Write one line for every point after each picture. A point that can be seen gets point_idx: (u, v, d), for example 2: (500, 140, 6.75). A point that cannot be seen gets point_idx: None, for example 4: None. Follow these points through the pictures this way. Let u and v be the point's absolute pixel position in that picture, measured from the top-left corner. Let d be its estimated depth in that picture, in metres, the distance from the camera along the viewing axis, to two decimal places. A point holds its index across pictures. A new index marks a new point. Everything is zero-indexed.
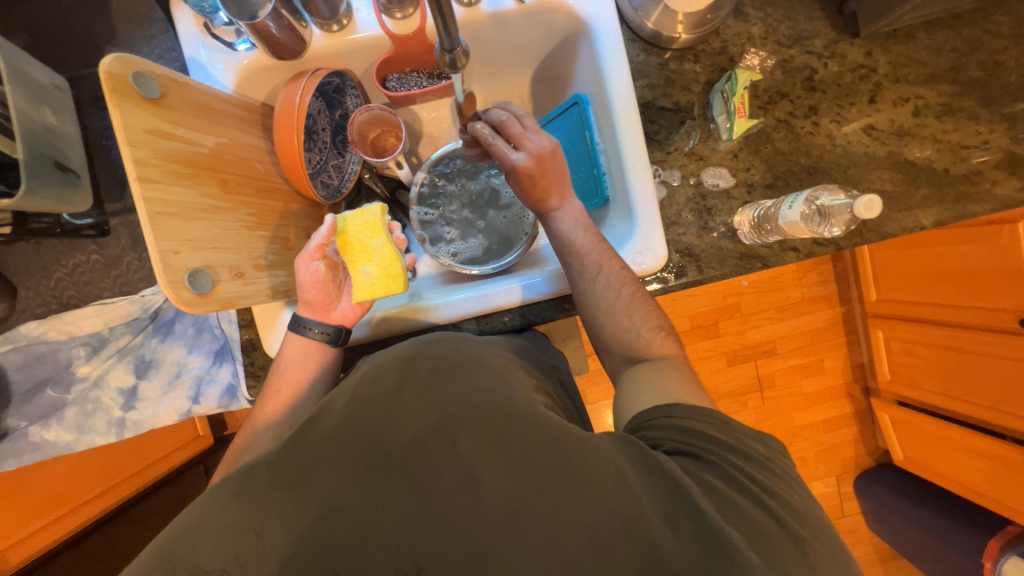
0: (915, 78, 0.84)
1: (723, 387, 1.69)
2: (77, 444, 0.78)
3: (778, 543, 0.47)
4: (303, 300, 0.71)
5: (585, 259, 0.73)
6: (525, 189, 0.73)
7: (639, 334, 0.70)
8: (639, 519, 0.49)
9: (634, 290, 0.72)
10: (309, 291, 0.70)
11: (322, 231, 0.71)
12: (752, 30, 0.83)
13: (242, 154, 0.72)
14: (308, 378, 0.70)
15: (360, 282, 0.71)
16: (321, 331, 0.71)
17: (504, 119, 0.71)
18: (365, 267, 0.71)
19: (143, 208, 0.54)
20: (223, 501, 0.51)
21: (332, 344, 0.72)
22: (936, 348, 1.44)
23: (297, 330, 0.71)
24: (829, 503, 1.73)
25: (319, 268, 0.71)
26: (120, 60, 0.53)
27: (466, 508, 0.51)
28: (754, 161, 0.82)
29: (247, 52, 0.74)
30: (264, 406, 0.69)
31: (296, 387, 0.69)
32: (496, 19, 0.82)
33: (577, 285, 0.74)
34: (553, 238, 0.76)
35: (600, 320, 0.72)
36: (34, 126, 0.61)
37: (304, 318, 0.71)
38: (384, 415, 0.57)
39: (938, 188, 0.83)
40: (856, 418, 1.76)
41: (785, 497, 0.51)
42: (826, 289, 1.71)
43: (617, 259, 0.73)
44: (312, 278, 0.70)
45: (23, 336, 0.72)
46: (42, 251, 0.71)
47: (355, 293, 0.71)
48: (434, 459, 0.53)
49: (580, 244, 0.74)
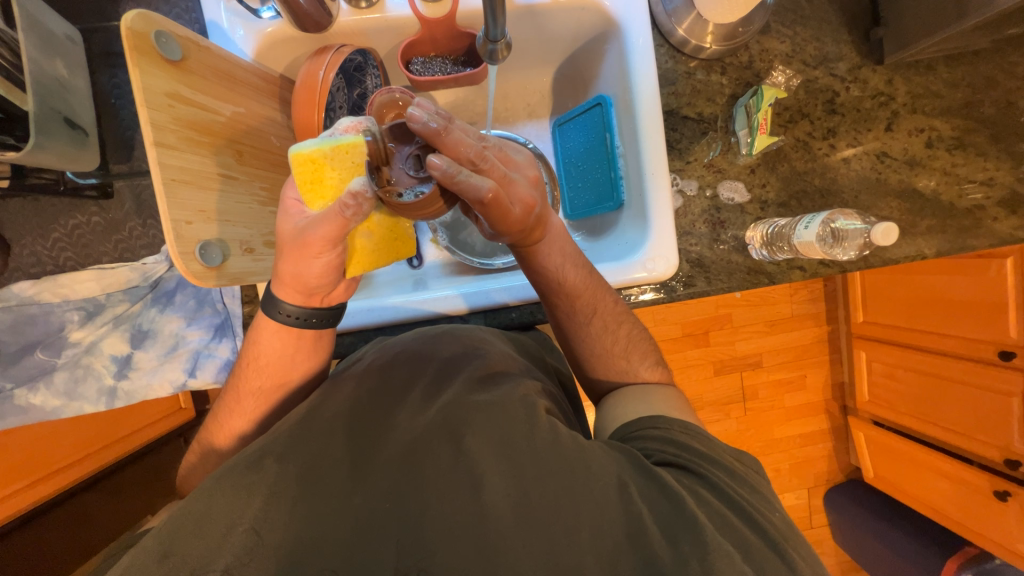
0: (930, 110, 0.85)
1: (708, 396, 1.73)
2: (64, 410, 0.75)
3: (770, 564, 0.46)
4: (308, 281, 0.57)
5: (577, 303, 0.68)
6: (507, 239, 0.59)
7: (620, 337, 0.70)
8: (640, 528, 0.48)
9: (630, 329, 0.71)
10: (324, 277, 0.57)
11: (348, 206, 0.50)
12: (779, 48, 0.84)
13: (259, 126, 0.70)
14: (296, 370, 0.64)
15: (363, 252, 0.60)
16: (300, 318, 0.60)
17: (475, 159, 0.51)
18: (365, 233, 0.59)
19: (157, 173, 0.53)
20: (223, 486, 0.50)
21: (315, 329, 0.63)
22: (917, 373, 1.49)
23: (271, 313, 0.60)
24: (799, 514, 1.78)
25: (335, 252, 0.55)
26: (142, 17, 0.52)
27: (472, 513, 0.49)
28: (770, 178, 0.83)
29: (271, 20, 0.71)
30: (241, 396, 0.62)
31: (286, 381, 0.63)
32: (527, 12, 0.80)
33: (568, 326, 0.70)
34: (536, 276, 0.67)
35: (590, 356, 0.71)
36: (46, 78, 0.58)
37: (283, 302, 0.59)
38: (392, 421, 0.58)
39: (943, 220, 0.85)
40: (833, 434, 1.81)
41: (779, 522, 0.51)
42: (816, 307, 1.74)
43: (610, 295, 0.70)
44: (327, 264, 0.56)
45: (16, 295, 0.69)
46: (41, 209, 0.68)
47: (353, 264, 0.60)
48: (440, 460, 0.53)
49: (572, 285, 0.66)
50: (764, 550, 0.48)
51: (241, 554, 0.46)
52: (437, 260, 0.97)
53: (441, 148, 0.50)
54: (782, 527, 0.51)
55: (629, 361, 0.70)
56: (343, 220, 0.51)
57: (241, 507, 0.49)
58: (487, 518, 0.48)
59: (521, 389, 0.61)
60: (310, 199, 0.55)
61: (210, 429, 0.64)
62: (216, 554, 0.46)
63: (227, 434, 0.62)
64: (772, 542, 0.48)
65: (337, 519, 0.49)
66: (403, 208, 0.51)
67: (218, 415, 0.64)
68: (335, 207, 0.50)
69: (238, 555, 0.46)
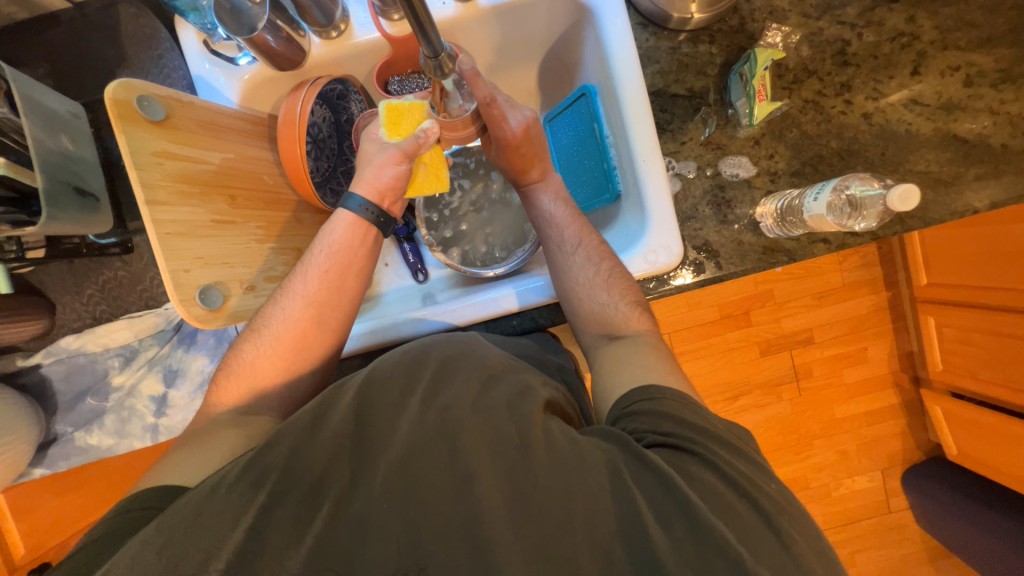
0: (966, 44, 0.75)
1: (755, 379, 1.62)
2: (117, 447, 0.86)
3: (763, 545, 0.46)
4: (382, 187, 0.68)
5: (564, 231, 0.75)
6: (510, 160, 0.74)
7: (615, 311, 0.70)
8: (634, 521, 0.47)
9: (613, 267, 0.72)
10: (396, 185, 0.69)
11: (427, 134, 0.66)
12: (775, 3, 0.77)
13: (250, 168, 0.73)
14: (359, 272, 0.69)
15: (419, 180, 0.72)
16: (378, 214, 0.69)
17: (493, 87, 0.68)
18: (420, 165, 0.71)
19: (152, 230, 0.56)
20: (223, 495, 0.50)
21: (379, 232, 0.71)
22: (995, 335, 1.29)
23: (346, 209, 0.68)
24: (873, 498, 1.63)
25: (403, 173, 0.68)
26: (124, 85, 0.55)
27: (465, 510, 0.48)
28: (778, 147, 0.76)
29: (248, 66, 0.74)
30: (308, 282, 0.66)
31: (347, 278, 0.67)
32: (495, 12, 0.79)
33: (554, 256, 0.75)
34: (532, 211, 0.79)
35: (575, 294, 0.72)
36: (52, 154, 0.63)
37: (356, 196, 0.68)
38: (382, 419, 0.56)
39: (994, 166, 0.74)
40: (903, 409, 1.65)
41: (778, 498, 0.50)
42: (868, 273, 1.59)
43: (595, 235, 0.75)
44: (397, 177, 0.68)
45: (63, 350, 0.78)
46: (75, 269, 0.75)
47: (412, 190, 0.72)
48: (434, 461, 0.51)
49: (560, 218, 0.76)
50: (768, 543, 0.46)
51: (247, 554, 0.46)
52: (442, 273, 0.98)
53: (476, 91, 0.63)
54: (788, 515, 0.49)
55: (610, 295, 0.70)
56: (417, 146, 0.66)
57: (250, 508, 0.49)
58: (481, 512, 0.48)
59: (521, 387, 0.59)
60: (389, 132, 0.67)
61: (212, 415, 0.63)
62: (227, 556, 0.46)
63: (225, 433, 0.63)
64: (783, 542, 0.46)
65: (334, 524, 0.49)
66: (450, 127, 0.68)
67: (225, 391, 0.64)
68: (411, 137, 0.66)
69: (240, 557, 0.46)
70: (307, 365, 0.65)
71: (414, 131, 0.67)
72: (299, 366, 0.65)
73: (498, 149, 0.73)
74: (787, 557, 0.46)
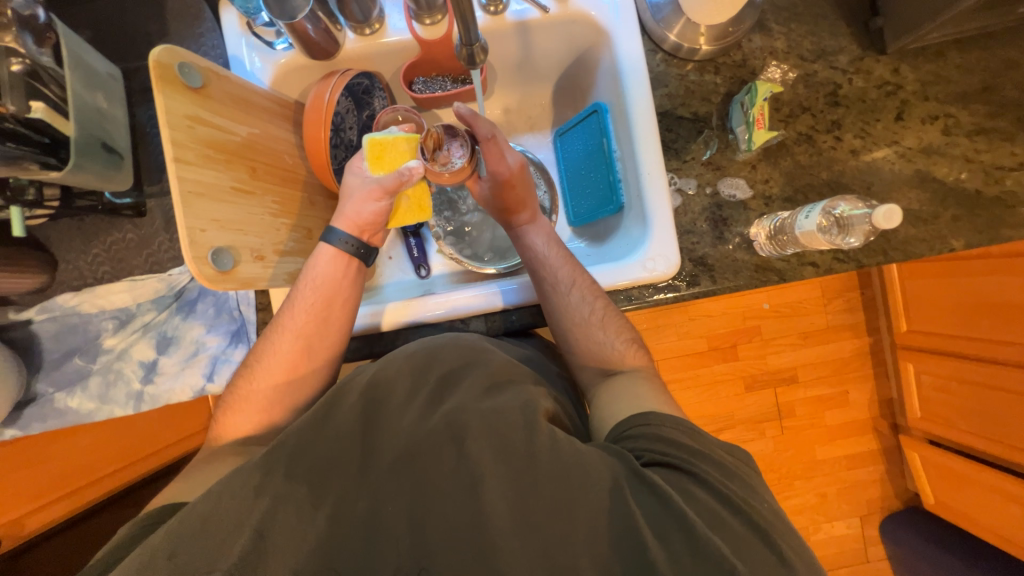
0: (944, 97, 0.82)
1: (739, 414, 1.63)
2: (97, 413, 0.84)
3: (752, 551, 0.47)
4: (362, 222, 0.72)
5: (557, 272, 0.76)
6: (504, 198, 0.78)
7: (612, 348, 0.73)
8: (633, 534, 0.48)
9: (606, 304, 0.74)
10: (376, 219, 0.72)
11: (405, 175, 0.69)
12: (775, 44, 0.84)
13: (272, 145, 0.76)
14: (345, 302, 0.71)
15: (400, 211, 0.74)
16: (355, 246, 0.72)
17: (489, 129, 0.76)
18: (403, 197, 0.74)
19: (177, 186, 0.58)
20: None
21: (361, 262, 0.74)
22: (971, 385, 1.34)
23: (327, 241, 0.71)
24: (852, 546, 1.62)
25: (383, 208, 0.72)
26: (168, 50, 0.58)
27: (472, 513, 0.49)
28: (773, 173, 0.82)
29: (284, 51, 0.78)
30: (296, 315, 0.68)
31: (333, 310, 0.70)
32: (518, 29, 0.84)
33: (548, 297, 0.75)
34: (525, 251, 0.80)
35: (571, 333, 0.74)
36: (87, 109, 0.67)
37: (336, 229, 0.71)
38: (391, 419, 0.57)
39: (969, 210, 0.80)
40: (884, 455, 1.67)
41: (764, 504, 0.52)
42: (852, 315, 1.64)
43: (584, 273, 0.76)
44: (378, 213, 0.71)
45: (58, 307, 0.79)
46: (84, 228, 0.76)
47: (393, 221, 0.75)
48: (443, 464, 0.52)
49: (553, 258, 0.77)
50: (755, 544, 0.48)
51: None
52: (445, 269, 1.00)
53: (475, 128, 0.72)
54: (772, 522, 0.50)
55: (607, 333, 0.73)
56: (400, 182, 0.69)
57: None
58: (488, 520, 0.49)
59: (523, 397, 0.57)
60: (372, 166, 0.71)
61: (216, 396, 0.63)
62: None
63: (240, 429, 0.65)
64: (768, 542, 0.48)
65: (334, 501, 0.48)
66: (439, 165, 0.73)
67: (227, 411, 0.67)
68: (394, 174, 0.69)
69: (243, 556, 0.47)
70: (303, 391, 0.68)
71: (397, 168, 0.70)
72: (295, 393, 0.67)
73: (491, 184, 0.77)
74: (768, 551, 0.48)
